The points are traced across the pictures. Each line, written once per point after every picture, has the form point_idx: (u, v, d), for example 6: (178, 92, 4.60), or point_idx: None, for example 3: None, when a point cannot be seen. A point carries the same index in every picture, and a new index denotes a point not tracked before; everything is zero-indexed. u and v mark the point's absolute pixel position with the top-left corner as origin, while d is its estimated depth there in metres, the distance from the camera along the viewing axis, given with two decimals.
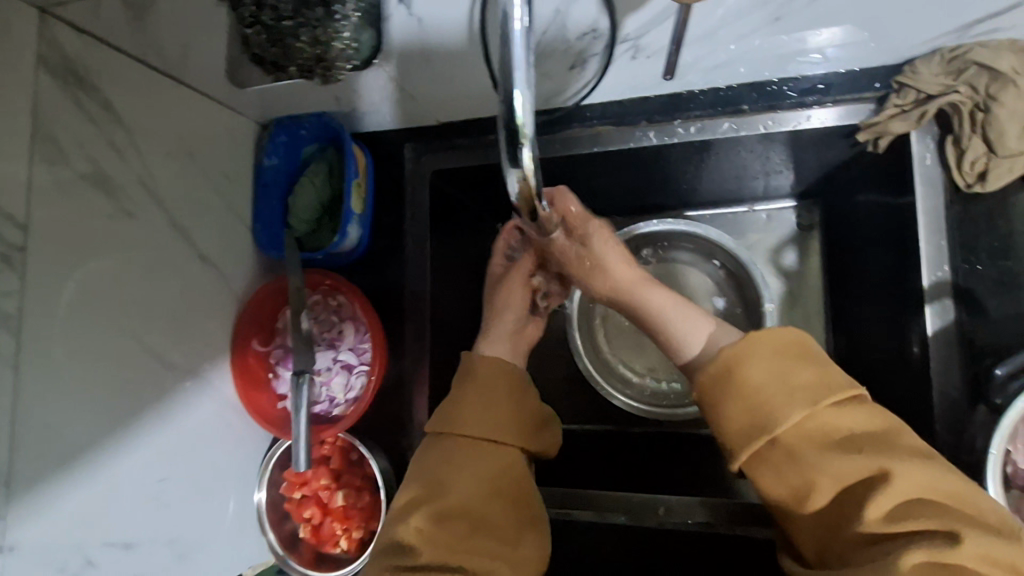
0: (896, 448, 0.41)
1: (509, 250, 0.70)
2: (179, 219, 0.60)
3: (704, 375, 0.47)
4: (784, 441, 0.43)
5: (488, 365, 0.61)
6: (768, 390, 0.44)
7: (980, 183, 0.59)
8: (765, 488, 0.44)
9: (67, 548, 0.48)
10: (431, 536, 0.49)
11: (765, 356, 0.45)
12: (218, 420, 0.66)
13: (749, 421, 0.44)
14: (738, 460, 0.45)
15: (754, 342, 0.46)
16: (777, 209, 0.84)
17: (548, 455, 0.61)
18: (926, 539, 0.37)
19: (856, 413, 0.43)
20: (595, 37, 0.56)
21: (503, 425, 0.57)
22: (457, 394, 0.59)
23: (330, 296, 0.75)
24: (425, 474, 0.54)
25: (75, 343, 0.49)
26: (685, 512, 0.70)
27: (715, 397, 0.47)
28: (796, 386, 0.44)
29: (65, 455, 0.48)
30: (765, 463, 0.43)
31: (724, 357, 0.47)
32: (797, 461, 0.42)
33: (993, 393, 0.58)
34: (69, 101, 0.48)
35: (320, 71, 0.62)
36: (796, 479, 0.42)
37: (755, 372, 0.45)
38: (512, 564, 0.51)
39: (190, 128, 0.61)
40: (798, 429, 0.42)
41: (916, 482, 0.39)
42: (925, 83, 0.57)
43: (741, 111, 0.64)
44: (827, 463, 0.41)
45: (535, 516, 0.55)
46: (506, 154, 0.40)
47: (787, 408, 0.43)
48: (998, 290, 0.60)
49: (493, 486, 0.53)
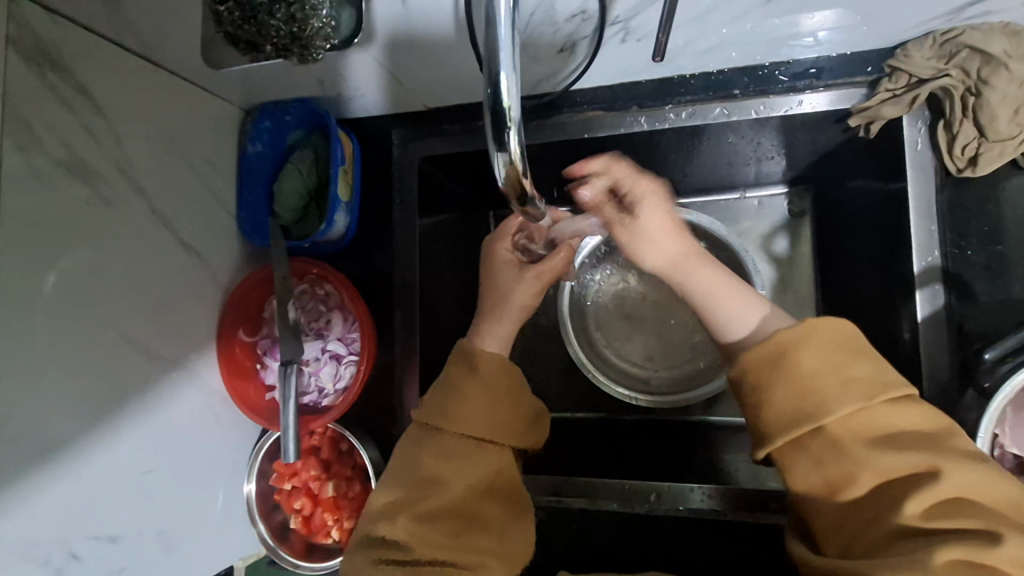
0: (945, 448, 0.42)
1: (520, 242, 0.68)
2: (161, 208, 0.59)
3: (753, 355, 0.47)
4: (829, 431, 0.43)
5: (489, 359, 0.59)
6: (819, 379, 0.44)
7: (971, 167, 0.59)
8: (800, 479, 0.44)
9: (48, 542, 0.47)
10: (424, 535, 0.50)
11: (821, 348, 0.45)
12: (205, 411, 0.65)
13: (796, 408, 0.45)
14: (774, 444, 0.45)
15: (813, 333, 0.46)
16: (768, 196, 0.83)
17: (535, 449, 0.61)
18: (965, 538, 0.38)
19: (910, 412, 0.43)
20: (585, 19, 0.54)
21: (500, 426, 0.56)
22: (457, 387, 0.58)
23: (318, 285, 0.74)
24: (418, 469, 0.54)
25: (54, 334, 0.48)
26: (679, 497, 0.68)
27: (760, 379, 0.47)
28: (849, 379, 0.44)
29: (47, 446, 0.47)
30: (802, 452, 0.44)
31: (778, 342, 0.46)
32: (840, 454, 0.43)
33: (982, 377, 0.58)
34: (42, 86, 0.47)
35: (297, 50, 0.57)
36: (836, 470, 0.43)
37: (809, 360, 0.45)
38: (502, 558, 0.53)
39: (169, 114, 0.60)
40: (845, 423, 0.43)
41: (963, 483, 0.40)
42: (916, 65, 0.56)
43: (732, 96, 0.64)
44: (872, 458, 0.42)
45: (523, 504, 0.57)
46: (491, 139, 0.39)
47: (838, 400, 0.43)
48: (985, 277, 0.60)
49: (487, 487, 0.54)
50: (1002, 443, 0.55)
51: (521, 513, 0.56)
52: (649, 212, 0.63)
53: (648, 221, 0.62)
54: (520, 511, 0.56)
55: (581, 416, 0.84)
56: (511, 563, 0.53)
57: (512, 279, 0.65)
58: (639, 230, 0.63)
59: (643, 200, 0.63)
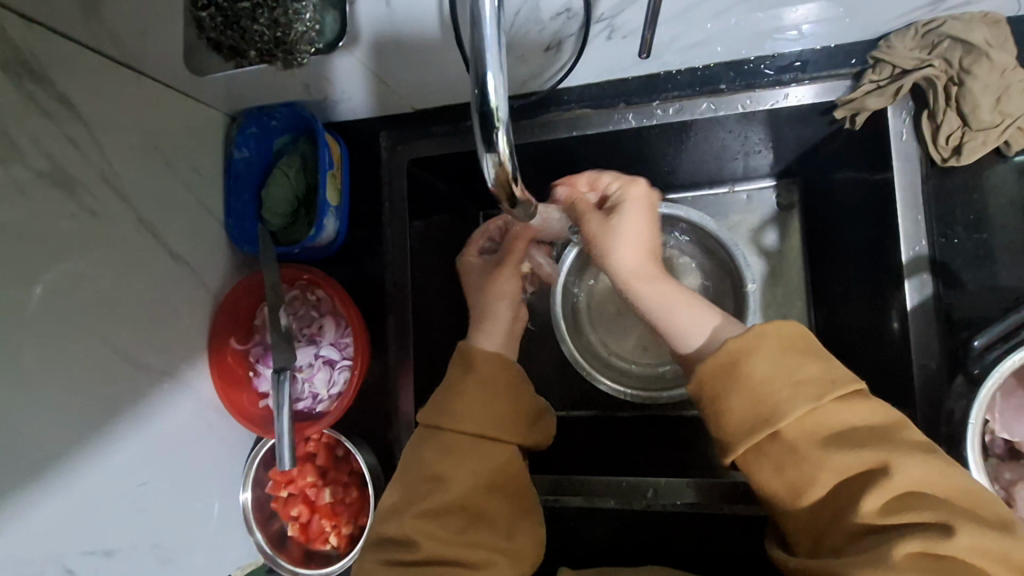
0: (896, 441, 0.42)
1: (485, 244, 0.72)
2: (148, 216, 0.58)
3: (706, 364, 0.47)
4: (785, 435, 0.43)
5: (486, 356, 0.60)
6: (772, 383, 0.44)
7: (955, 157, 0.59)
8: (762, 482, 0.44)
9: (43, 558, 0.47)
10: (429, 531, 0.50)
11: (771, 351, 0.45)
12: (197, 422, 0.65)
13: (752, 415, 0.45)
14: (736, 453, 0.46)
15: (760, 337, 0.46)
16: (756, 189, 0.84)
17: (545, 447, 0.62)
18: (921, 531, 0.38)
19: (857, 407, 0.44)
20: (570, 17, 0.54)
21: (502, 422, 0.56)
22: (454, 385, 0.58)
23: (309, 291, 0.74)
24: (422, 468, 0.54)
25: (43, 348, 0.47)
26: (674, 493, 0.69)
27: (716, 389, 0.47)
28: (800, 380, 0.44)
29: (36, 461, 0.46)
30: (763, 456, 0.44)
31: (728, 350, 0.46)
32: (797, 457, 0.43)
33: (971, 363, 0.57)
34: (21, 95, 0.46)
35: (282, 55, 0.58)
36: (795, 474, 0.43)
37: (760, 365, 0.45)
38: (509, 556, 0.52)
39: (152, 122, 0.60)
40: (799, 424, 0.43)
41: (915, 475, 0.41)
42: (900, 57, 0.57)
43: (719, 91, 0.64)
44: (826, 458, 0.42)
45: (529, 505, 0.57)
46: (480, 139, 0.39)
47: (790, 403, 0.43)
48: (974, 264, 0.60)
49: (490, 481, 0.54)
50: (992, 430, 0.56)
51: (527, 514, 0.56)
52: (629, 213, 0.58)
53: (625, 228, 0.58)
54: (524, 510, 0.56)
55: (576, 414, 0.85)
56: (520, 559, 0.53)
57: (484, 279, 0.67)
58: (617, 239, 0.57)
59: (627, 203, 0.59)
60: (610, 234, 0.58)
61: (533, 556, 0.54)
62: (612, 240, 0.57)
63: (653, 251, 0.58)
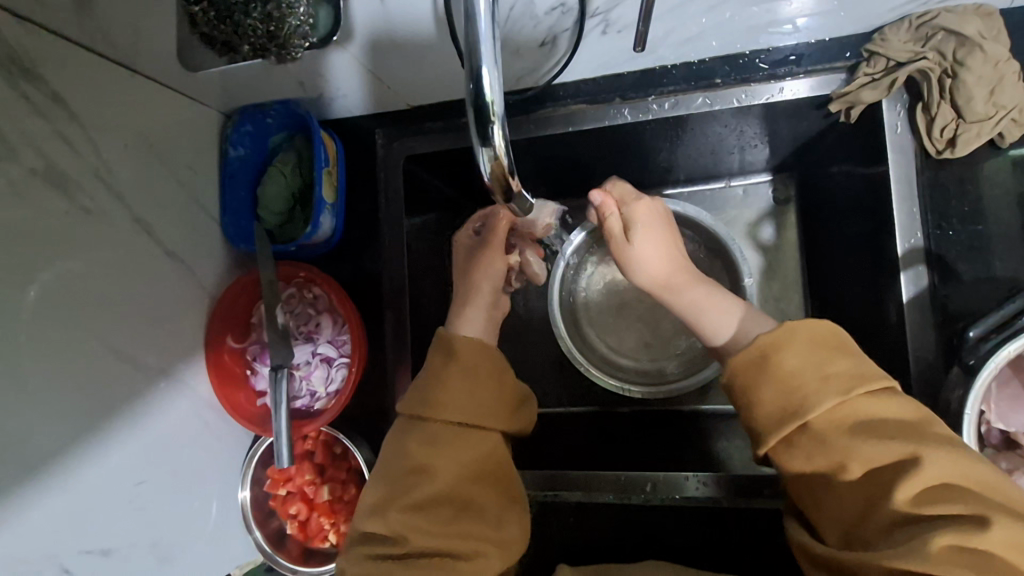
0: (928, 434, 0.42)
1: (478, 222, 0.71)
2: (142, 215, 0.58)
3: (738, 357, 0.49)
4: (815, 426, 0.44)
5: (467, 344, 0.59)
6: (802, 375, 0.46)
7: (950, 149, 0.59)
8: (792, 470, 0.45)
9: (40, 559, 0.46)
10: (420, 525, 0.50)
11: (803, 345, 0.47)
12: (195, 421, 0.65)
13: (783, 406, 0.46)
14: (766, 445, 0.46)
15: (791, 332, 0.47)
16: (753, 184, 0.84)
17: (524, 433, 0.62)
18: (954, 525, 0.38)
19: (890, 402, 0.44)
20: (565, 12, 0.54)
21: (488, 409, 0.57)
22: (438, 375, 0.58)
23: (305, 288, 0.73)
24: (403, 461, 0.53)
25: (38, 347, 0.47)
26: (675, 486, 0.67)
27: (749, 380, 0.48)
28: (830, 373, 0.45)
29: (32, 463, 0.46)
30: (793, 447, 0.45)
31: (760, 343, 0.48)
32: (827, 446, 0.43)
33: (966, 354, 0.56)
34: (14, 93, 0.46)
35: (275, 50, 0.57)
36: (825, 462, 0.43)
37: (791, 358, 0.46)
38: (499, 545, 0.52)
39: (146, 121, 0.59)
40: (830, 415, 0.44)
41: (948, 468, 0.41)
42: (894, 50, 0.57)
43: (714, 85, 0.64)
44: (859, 448, 0.42)
45: (517, 493, 0.57)
46: (475, 134, 0.39)
47: (819, 395, 0.44)
48: (969, 255, 0.59)
49: (476, 472, 0.54)
50: (988, 419, 0.56)
51: (515, 502, 0.56)
52: (646, 231, 0.58)
53: (642, 248, 0.57)
54: (513, 498, 0.56)
55: (577, 409, 0.84)
56: (511, 549, 0.53)
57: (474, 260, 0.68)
58: (633, 259, 0.57)
59: (638, 222, 0.58)
60: (630, 256, 0.57)
61: (520, 542, 0.54)
62: (631, 263, 0.58)
63: (677, 258, 0.58)
